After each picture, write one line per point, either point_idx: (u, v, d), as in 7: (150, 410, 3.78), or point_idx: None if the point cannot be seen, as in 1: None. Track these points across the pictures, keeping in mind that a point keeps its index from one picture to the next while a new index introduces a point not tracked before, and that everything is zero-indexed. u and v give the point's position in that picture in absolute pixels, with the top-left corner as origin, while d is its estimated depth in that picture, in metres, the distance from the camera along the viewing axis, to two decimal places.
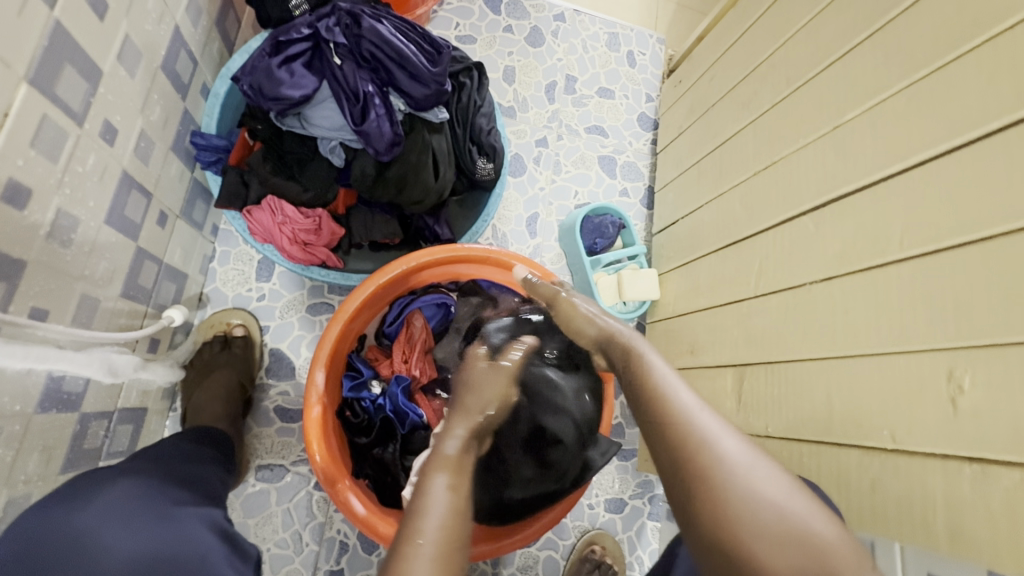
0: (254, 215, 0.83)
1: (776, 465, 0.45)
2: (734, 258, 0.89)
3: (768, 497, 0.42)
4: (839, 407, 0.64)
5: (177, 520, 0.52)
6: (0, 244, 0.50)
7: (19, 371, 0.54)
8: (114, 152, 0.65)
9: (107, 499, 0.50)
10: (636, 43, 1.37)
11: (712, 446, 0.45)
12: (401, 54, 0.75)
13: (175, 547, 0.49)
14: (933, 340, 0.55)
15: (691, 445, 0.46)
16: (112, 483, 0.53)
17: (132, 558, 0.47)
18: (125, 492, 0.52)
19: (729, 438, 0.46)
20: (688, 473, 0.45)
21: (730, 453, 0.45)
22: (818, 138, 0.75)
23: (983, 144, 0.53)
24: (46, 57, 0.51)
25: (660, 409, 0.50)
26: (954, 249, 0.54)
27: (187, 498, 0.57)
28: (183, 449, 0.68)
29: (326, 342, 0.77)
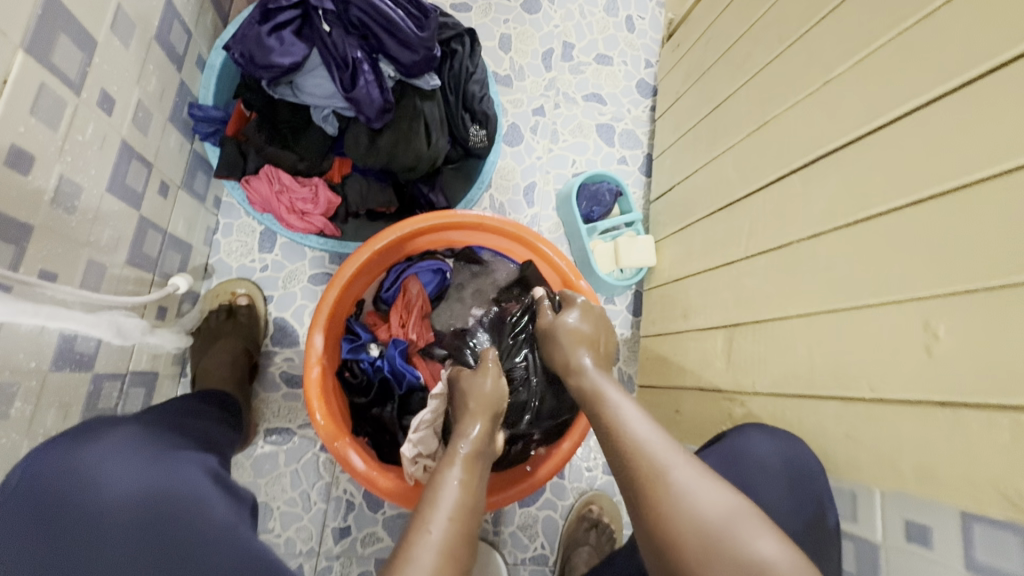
0: (253, 185, 0.85)
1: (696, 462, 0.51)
2: (726, 220, 0.90)
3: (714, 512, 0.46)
4: (821, 360, 0.65)
5: (176, 462, 0.56)
6: (7, 206, 0.52)
7: (33, 329, 0.57)
8: (112, 122, 0.67)
9: (111, 439, 0.55)
10: (635, 7, 1.35)
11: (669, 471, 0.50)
12: (389, 20, 0.75)
13: (172, 485, 0.53)
14: (912, 291, 0.55)
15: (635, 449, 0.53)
16: (117, 428, 0.57)
17: (127, 493, 0.50)
18: (125, 437, 0.56)
19: (682, 458, 0.51)
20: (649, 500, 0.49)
21: (683, 480, 0.49)
22: (808, 95, 0.74)
23: (965, 91, 0.53)
24: (39, 26, 0.53)
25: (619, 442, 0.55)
26: (934, 199, 0.54)
27: (186, 446, 0.61)
28: (187, 405, 0.72)
29: (323, 307, 0.80)
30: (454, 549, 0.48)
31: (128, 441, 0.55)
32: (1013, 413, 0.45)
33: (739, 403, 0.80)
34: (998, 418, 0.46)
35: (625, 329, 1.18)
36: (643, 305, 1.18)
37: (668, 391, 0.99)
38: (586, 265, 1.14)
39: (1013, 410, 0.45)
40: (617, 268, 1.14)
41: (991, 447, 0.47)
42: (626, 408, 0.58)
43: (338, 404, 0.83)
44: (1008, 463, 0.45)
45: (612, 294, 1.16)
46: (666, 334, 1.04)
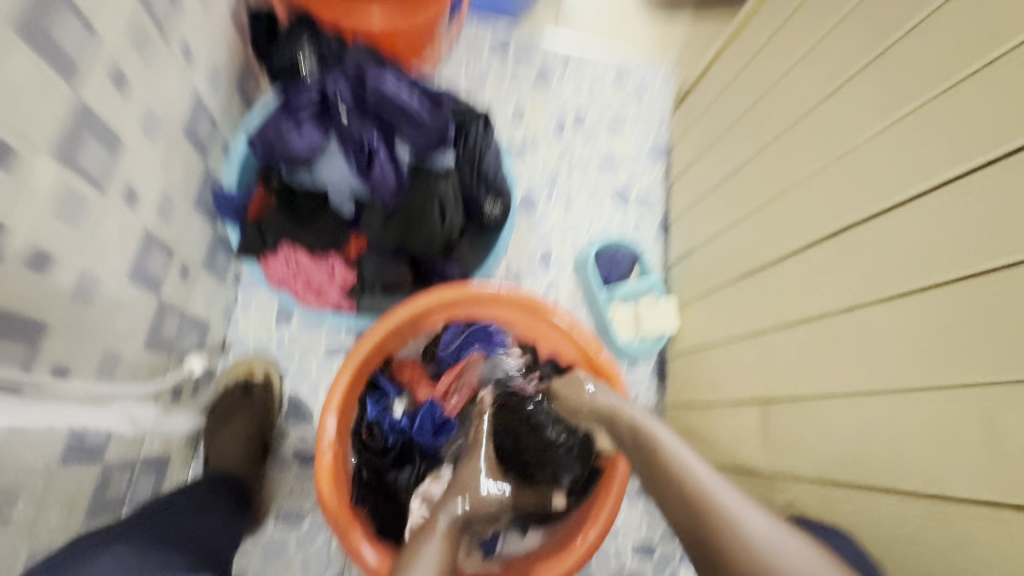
0: (270, 264, 0.86)
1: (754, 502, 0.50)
2: (753, 287, 0.87)
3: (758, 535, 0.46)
4: (872, 447, 0.60)
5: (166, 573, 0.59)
6: (23, 307, 0.52)
7: (42, 429, 0.56)
8: (136, 214, 0.69)
9: None
10: (644, 76, 1.38)
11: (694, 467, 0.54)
12: (404, 107, 0.79)
13: None
14: (970, 376, 0.51)
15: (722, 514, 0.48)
16: (107, 549, 0.59)
17: None
18: None
19: (754, 512, 0.48)
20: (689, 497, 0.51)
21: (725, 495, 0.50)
22: (829, 163, 0.73)
23: (1002, 164, 0.50)
24: (67, 133, 0.55)
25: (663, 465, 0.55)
26: (981, 276, 0.50)
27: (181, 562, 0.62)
28: (188, 514, 0.70)
29: (337, 390, 0.77)
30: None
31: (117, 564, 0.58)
32: None
33: (781, 488, 0.73)
34: None
35: (651, 398, 1.12)
36: (668, 371, 1.13)
37: None
38: (606, 332, 1.10)
39: None
40: (639, 334, 1.10)
41: None
42: (664, 431, 0.60)
43: (348, 485, 0.79)
44: None
45: (635, 361, 1.12)
46: (695, 406, 0.98)
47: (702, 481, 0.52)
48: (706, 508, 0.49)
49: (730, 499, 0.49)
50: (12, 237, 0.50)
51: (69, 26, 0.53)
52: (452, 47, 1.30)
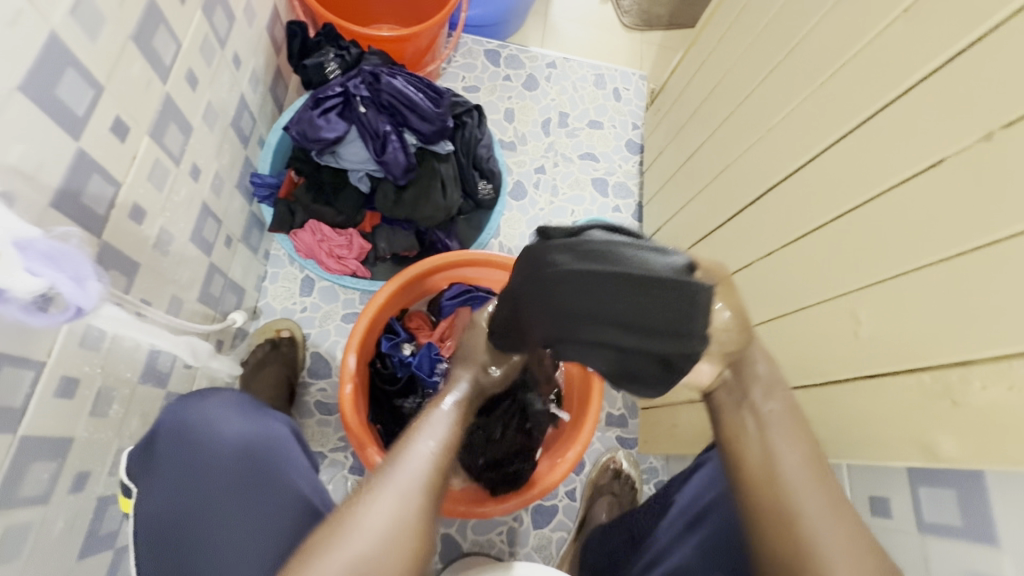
0: (300, 236, 1.03)
1: (821, 486, 0.55)
2: (704, 250, 1.03)
3: (806, 510, 0.54)
4: (782, 358, 0.76)
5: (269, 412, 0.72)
6: (125, 247, 0.69)
7: (132, 345, 0.72)
8: (197, 187, 0.86)
9: (221, 397, 0.70)
10: (620, 81, 1.57)
11: (798, 494, 0.54)
12: (412, 100, 0.96)
13: (261, 434, 0.69)
14: (839, 290, 0.66)
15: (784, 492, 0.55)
16: (217, 393, 0.71)
17: (232, 439, 0.67)
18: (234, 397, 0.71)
19: (813, 491, 0.55)
20: (768, 484, 0.56)
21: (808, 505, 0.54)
22: (757, 141, 0.91)
23: (860, 129, 0.67)
24: (159, 117, 0.72)
25: (745, 452, 0.59)
26: (846, 214, 0.67)
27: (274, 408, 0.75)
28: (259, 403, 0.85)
29: (356, 333, 0.93)
30: (411, 518, 0.55)
31: (232, 398, 0.71)
32: (916, 376, 0.55)
33: None
34: (909, 383, 0.56)
35: None
36: None
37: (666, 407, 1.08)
38: None
39: (917, 374, 0.55)
40: None
41: (906, 408, 0.56)
42: (791, 452, 0.57)
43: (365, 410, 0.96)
44: (919, 418, 0.54)
45: None
46: None
47: (788, 468, 0.56)
48: (776, 482, 0.56)
49: (790, 467, 0.56)
50: (122, 192, 0.67)
51: (162, 35, 0.70)
52: (450, 58, 1.48)
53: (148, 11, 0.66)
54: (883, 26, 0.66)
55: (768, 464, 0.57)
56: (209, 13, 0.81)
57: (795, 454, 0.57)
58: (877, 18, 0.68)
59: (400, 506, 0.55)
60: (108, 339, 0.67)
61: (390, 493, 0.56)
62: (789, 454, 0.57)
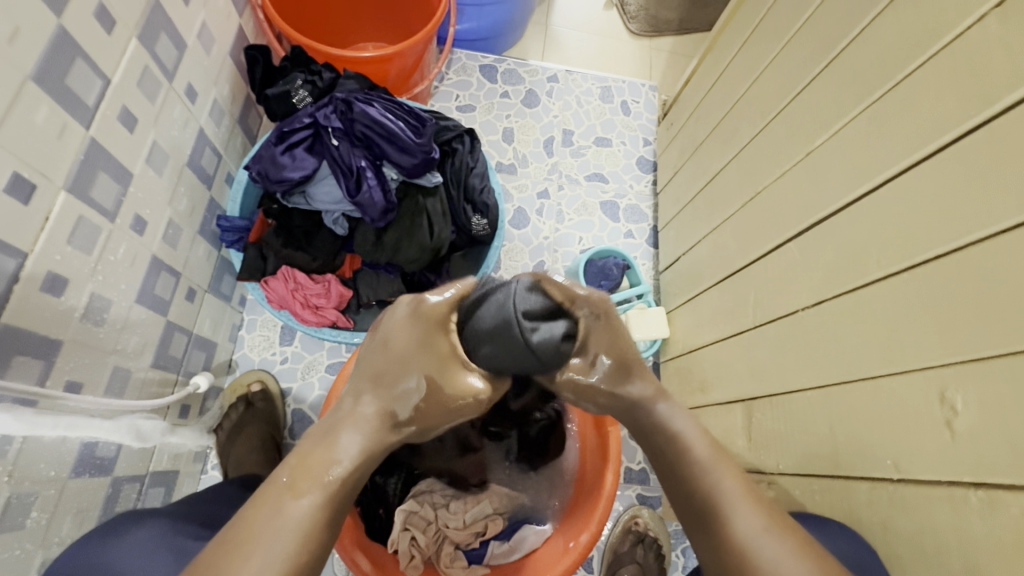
0: (271, 284, 0.91)
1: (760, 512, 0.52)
2: (733, 290, 0.90)
3: (741, 533, 0.51)
4: (843, 437, 0.61)
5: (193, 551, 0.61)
6: (38, 327, 0.57)
7: (55, 439, 0.61)
8: (144, 240, 0.74)
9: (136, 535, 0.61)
10: (629, 93, 1.44)
11: (733, 521, 0.52)
12: (389, 130, 0.85)
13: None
14: (921, 360, 0.52)
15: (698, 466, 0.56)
16: (141, 524, 0.63)
17: None
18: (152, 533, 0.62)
19: (748, 513, 0.52)
20: (709, 520, 0.53)
21: (744, 531, 0.51)
22: (794, 165, 0.77)
23: (940, 155, 0.54)
24: (81, 168, 0.61)
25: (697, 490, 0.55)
26: (928, 263, 0.53)
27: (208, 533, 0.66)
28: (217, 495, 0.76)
29: (332, 400, 0.81)
30: (304, 565, 0.47)
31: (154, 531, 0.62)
32: None
33: (767, 484, 0.74)
34: None
35: None
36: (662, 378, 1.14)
37: None
38: None
39: None
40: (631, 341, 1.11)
41: None
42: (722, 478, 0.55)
43: None
44: None
45: None
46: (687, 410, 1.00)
47: (721, 493, 0.54)
48: (710, 515, 0.54)
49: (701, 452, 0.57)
50: (30, 263, 0.55)
51: (80, 72, 0.59)
52: (443, 75, 1.37)
53: (56, 44, 0.56)
54: (964, 25, 0.53)
55: (703, 495, 0.55)
56: (150, 41, 0.70)
57: (730, 479, 0.55)
58: (953, 17, 0.54)
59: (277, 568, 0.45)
60: (17, 441, 0.55)
61: (272, 545, 0.46)
62: (727, 482, 0.55)
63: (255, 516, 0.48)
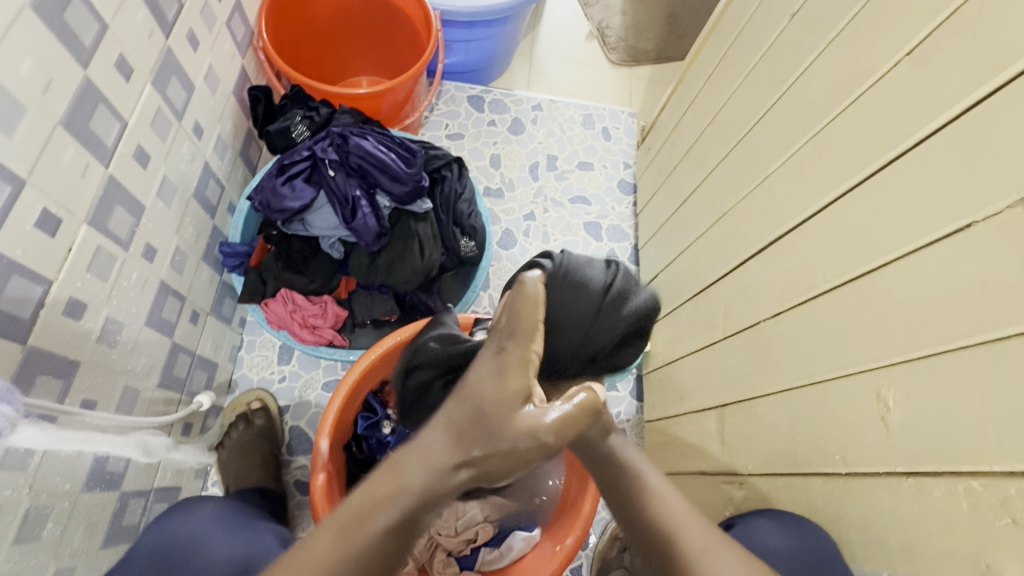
0: (271, 307, 0.96)
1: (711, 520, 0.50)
2: (705, 303, 0.96)
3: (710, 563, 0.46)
4: (800, 437, 0.67)
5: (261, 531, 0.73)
6: (59, 348, 0.62)
7: (71, 454, 0.65)
8: (153, 267, 0.79)
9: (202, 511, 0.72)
10: (609, 119, 1.52)
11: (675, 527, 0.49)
12: (382, 161, 0.92)
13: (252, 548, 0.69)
14: (861, 363, 0.58)
15: (649, 495, 0.51)
16: (198, 507, 0.73)
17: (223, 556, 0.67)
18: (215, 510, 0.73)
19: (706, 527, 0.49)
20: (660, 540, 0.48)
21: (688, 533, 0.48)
22: (754, 188, 0.84)
23: (870, 181, 0.61)
24: (100, 203, 0.67)
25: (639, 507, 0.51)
26: (864, 276, 0.59)
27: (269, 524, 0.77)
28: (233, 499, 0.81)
29: (330, 416, 0.86)
30: None
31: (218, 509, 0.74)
32: (966, 481, 0.46)
33: (738, 485, 0.79)
34: (955, 486, 0.47)
35: (630, 415, 1.19)
36: (645, 389, 1.20)
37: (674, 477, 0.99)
38: None
39: (967, 477, 0.46)
40: None
41: (957, 518, 0.47)
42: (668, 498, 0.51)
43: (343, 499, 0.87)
44: (973, 531, 0.45)
45: (614, 381, 1.20)
46: (667, 419, 1.06)
47: (674, 516, 0.49)
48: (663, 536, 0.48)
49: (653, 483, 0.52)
50: (54, 290, 0.61)
51: (101, 116, 0.66)
52: (433, 106, 1.45)
53: (83, 92, 0.62)
54: (886, 69, 0.61)
55: (657, 526, 0.49)
56: (163, 86, 0.77)
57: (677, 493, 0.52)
58: (878, 61, 0.62)
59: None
60: (37, 455, 0.60)
61: None
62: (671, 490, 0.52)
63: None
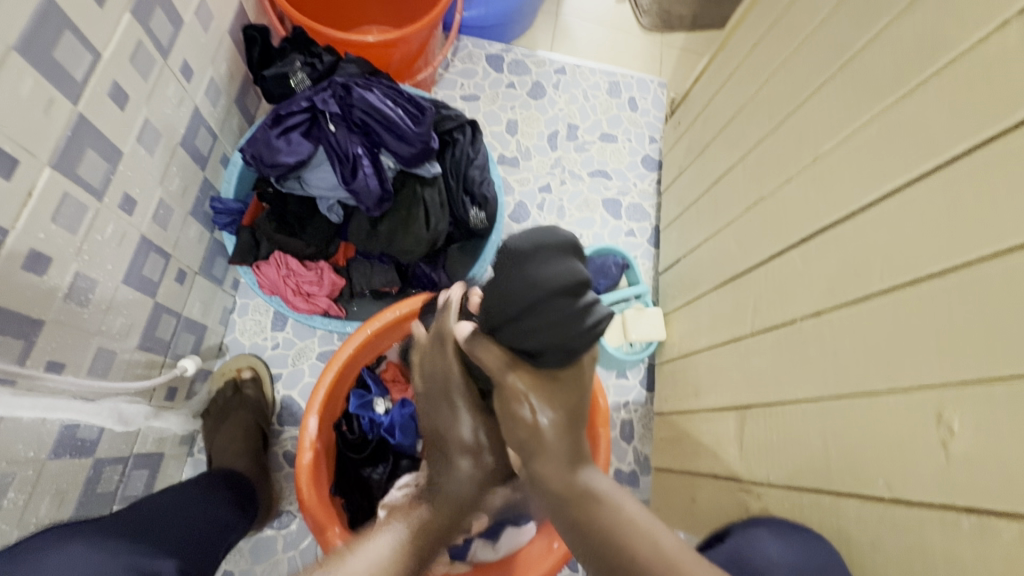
0: (263, 270, 0.90)
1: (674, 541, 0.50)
2: (732, 295, 0.88)
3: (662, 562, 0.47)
4: (834, 452, 0.60)
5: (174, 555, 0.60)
6: (18, 306, 0.56)
7: (33, 420, 0.60)
8: (132, 220, 0.73)
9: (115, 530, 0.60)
10: (637, 89, 1.41)
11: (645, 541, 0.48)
12: (388, 118, 0.83)
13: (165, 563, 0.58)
14: (920, 379, 0.51)
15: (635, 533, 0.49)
16: (118, 521, 0.62)
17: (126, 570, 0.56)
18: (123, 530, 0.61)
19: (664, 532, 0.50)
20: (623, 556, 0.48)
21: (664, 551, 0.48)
22: (801, 170, 0.75)
23: (949, 169, 0.52)
24: (68, 144, 0.59)
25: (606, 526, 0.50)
26: (931, 279, 0.52)
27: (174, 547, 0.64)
28: (198, 488, 0.76)
29: (320, 390, 0.80)
30: None
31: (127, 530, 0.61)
32: None
33: (755, 495, 0.73)
34: None
35: (639, 405, 1.13)
36: (656, 379, 1.13)
37: (683, 478, 0.93)
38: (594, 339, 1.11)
39: None
40: (626, 342, 1.10)
41: None
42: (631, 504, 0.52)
43: (327, 477, 0.82)
44: None
45: (624, 369, 1.13)
46: (679, 414, 0.99)
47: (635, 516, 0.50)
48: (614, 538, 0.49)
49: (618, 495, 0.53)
50: (11, 240, 0.54)
51: (68, 45, 0.58)
52: (448, 63, 1.34)
53: (43, 15, 0.54)
54: (984, 33, 0.51)
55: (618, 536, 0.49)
56: (144, 16, 0.68)
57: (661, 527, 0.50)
58: (973, 25, 0.53)
59: None
60: None
61: None
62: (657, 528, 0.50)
63: None
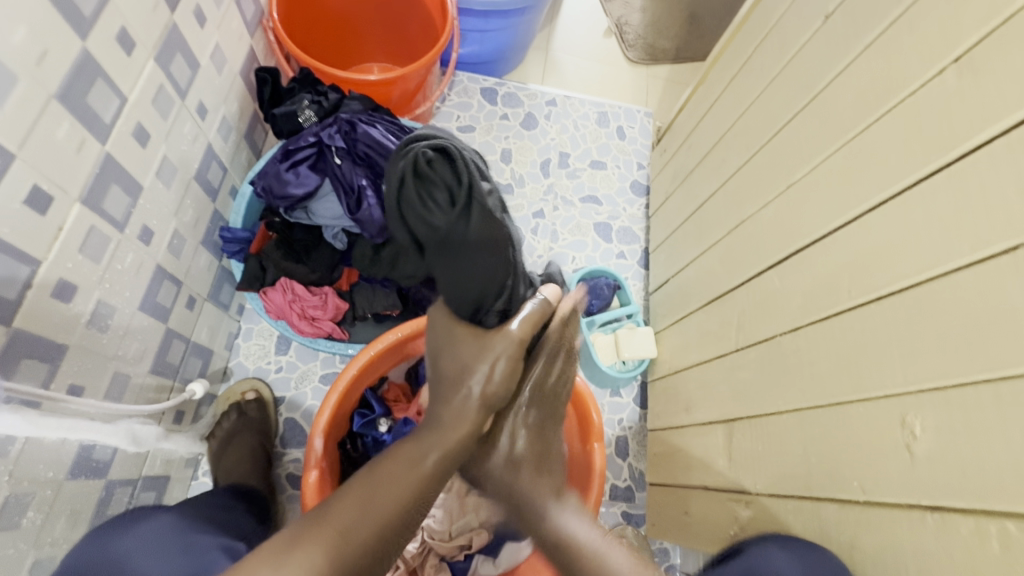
0: (270, 295, 0.94)
1: None
2: (718, 313, 0.93)
3: None
4: (814, 460, 0.64)
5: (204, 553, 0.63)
6: (45, 331, 0.60)
7: (55, 441, 0.63)
8: (150, 250, 0.77)
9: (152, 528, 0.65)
10: (624, 118, 1.49)
11: None
12: (391, 152, 0.89)
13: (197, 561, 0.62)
14: (887, 388, 0.55)
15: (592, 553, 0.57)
16: (151, 518, 0.67)
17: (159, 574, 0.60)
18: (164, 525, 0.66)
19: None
20: None
21: None
22: (776, 196, 0.81)
23: (905, 196, 0.57)
24: (96, 182, 0.64)
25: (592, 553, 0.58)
26: (893, 295, 0.57)
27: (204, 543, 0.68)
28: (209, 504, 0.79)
29: (325, 411, 0.83)
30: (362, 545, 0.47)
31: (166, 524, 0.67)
32: (1000, 521, 0.43)
33: (744, 504, 0.77)
34: (985, 525, 0.44)
35: (633, 422, 1.16)
36: (649, 396, 1.17)
37: (677, 491, 0.96)
38: (588, 357, 1.15)
39: (1001, 518, 0.43)
40: (619, 360, 1.14)
41: (985, 560, 0.44)
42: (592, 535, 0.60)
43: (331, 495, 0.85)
44: None
45: (618, 386, 1.17)
46: (672, 429, 1.03)
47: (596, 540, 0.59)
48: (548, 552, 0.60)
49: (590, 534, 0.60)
50: (43, 270, 0.58)
51: (100, 91, 0.63)
52: (445, 97, 1.41)
53: (80, 65, 0.59)
54: (928, 78, 0.57)
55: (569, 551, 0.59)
56: (166, 62, 0.74)
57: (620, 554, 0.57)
58: (918, 70, 0.59)
59: (367, 523, 0.48)
60: (19, 441, 0.57)
61: (367, 499, 0.50)
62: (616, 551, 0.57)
63: (363, 480, 0.52)
